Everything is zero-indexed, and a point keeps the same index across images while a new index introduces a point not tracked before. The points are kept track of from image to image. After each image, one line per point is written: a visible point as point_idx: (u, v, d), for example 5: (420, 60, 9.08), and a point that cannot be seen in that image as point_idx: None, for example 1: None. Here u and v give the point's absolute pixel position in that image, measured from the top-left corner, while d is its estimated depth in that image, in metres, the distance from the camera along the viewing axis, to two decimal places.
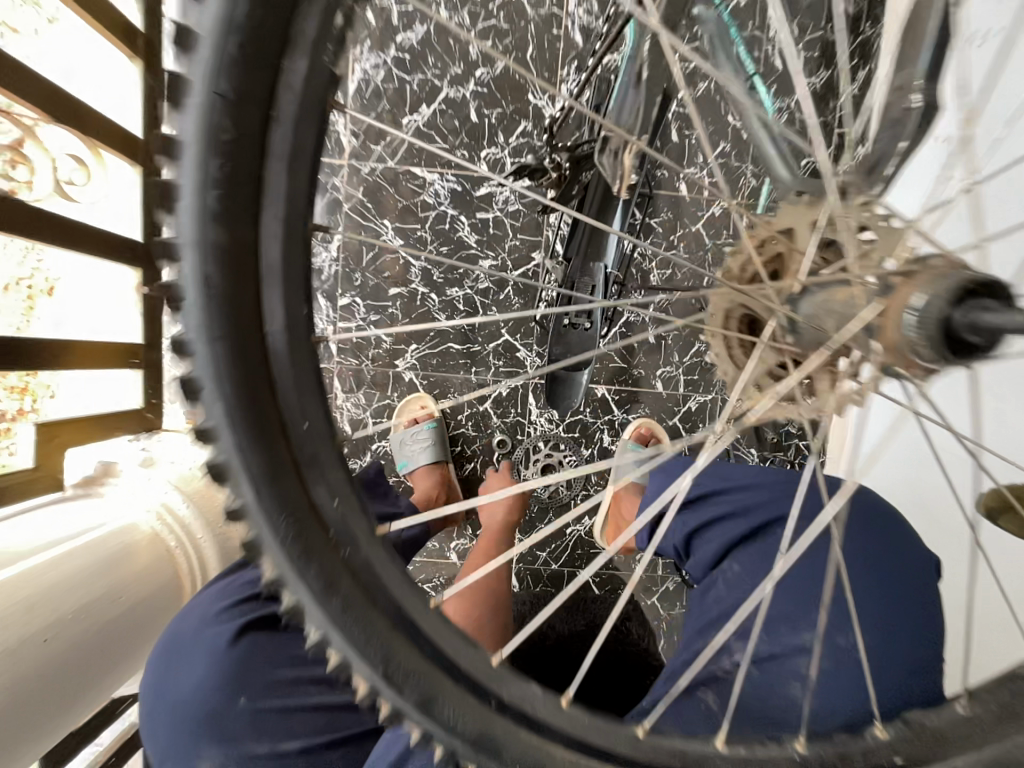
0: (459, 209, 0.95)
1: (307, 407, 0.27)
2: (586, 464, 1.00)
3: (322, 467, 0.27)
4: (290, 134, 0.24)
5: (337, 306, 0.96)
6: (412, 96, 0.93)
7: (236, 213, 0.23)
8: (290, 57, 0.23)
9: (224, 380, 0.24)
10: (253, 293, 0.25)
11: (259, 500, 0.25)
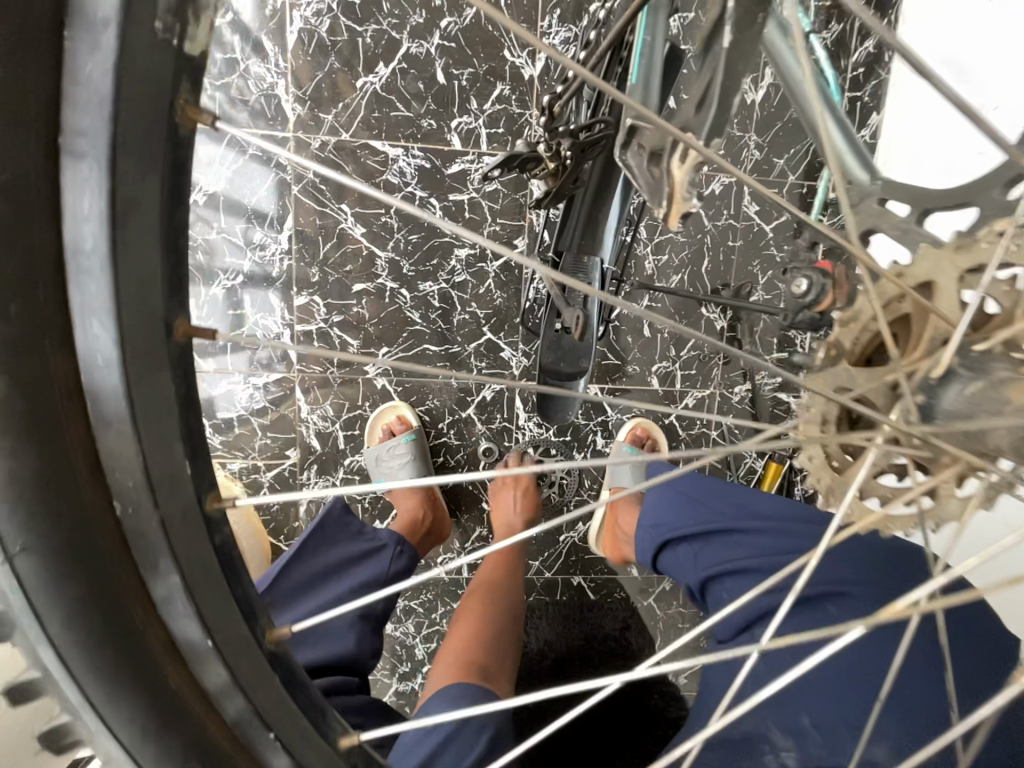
0: (429, 190, 0.82)
1: (163, 556, 0.23)
2: (579, 469, 0.93)
3: (201, 623, 0.24)
4: (91, 240, 0.19)
5: (294, 306, 0.84)
6: (365, 52, 0.78)
7: (25, 370, 0.19)
8: (68, 137, 0.18)
9: (41, 584, 0.20)
10: (78, 445, 0.21)
11: (110, 704, 0.22)
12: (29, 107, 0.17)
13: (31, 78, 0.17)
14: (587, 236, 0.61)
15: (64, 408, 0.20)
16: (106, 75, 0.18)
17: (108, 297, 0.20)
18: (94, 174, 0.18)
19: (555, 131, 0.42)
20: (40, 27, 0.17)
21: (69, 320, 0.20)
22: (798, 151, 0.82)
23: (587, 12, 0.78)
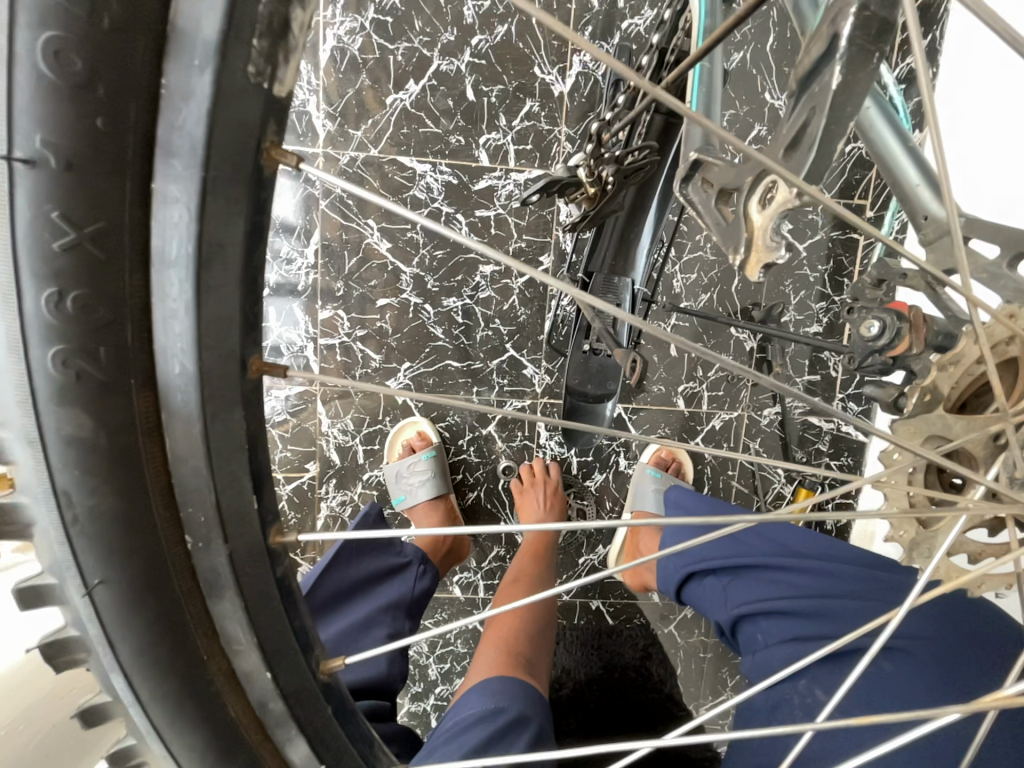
0: (455, 205, 0.82)
1: (229, 591, 0.23)
2: (600, 489, 0.91)
3: (261, 654, 0.24)
4: (175, 280, 0.19)
5: (318, 320, 0.84)
6: (397, 69, 0.78)
7: (111, 411, 0.19)
8: (160, 183, 0.18)
9: (116, 616, 0.20)
10: (155, 479, 0.21)
11: (172, 731, 0.22)
12: (125, 159, 0.18)
13: (129, 129, 0.17)
14: (620, 256, 0.59)
15: (143, 446, 0.20)
16: (199, 122, 0.18)
17: (192, 337, 0.20)
18: (182, 218, 0.19)
19: (598, 155, 0.41)
20: (138, 78, 0.17)
21: (152, 360, 0.20)
22: (835, 169, 0.80)
23: (618, 29, 0.78)
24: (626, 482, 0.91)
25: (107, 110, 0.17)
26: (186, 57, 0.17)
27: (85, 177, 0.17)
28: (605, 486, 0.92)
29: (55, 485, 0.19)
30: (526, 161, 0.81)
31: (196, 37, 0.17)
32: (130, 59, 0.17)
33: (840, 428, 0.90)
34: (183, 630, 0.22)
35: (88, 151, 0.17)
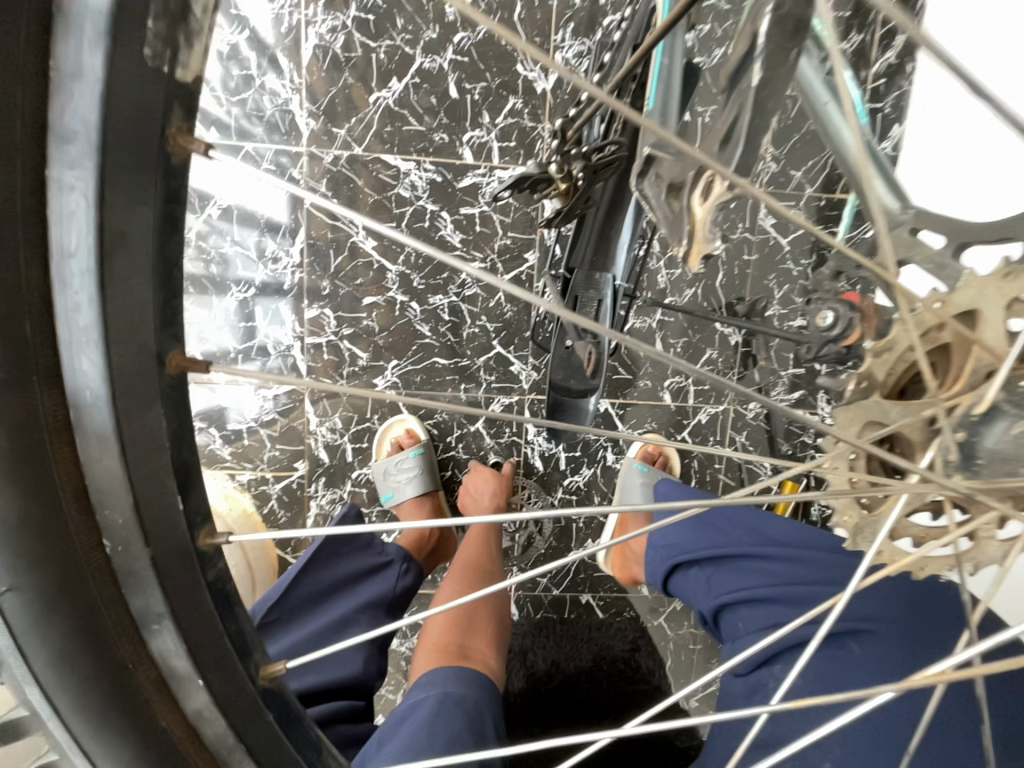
0: (440, 203, 0.82)
1: (162, 598, 0.21)
2: (587, 485, 0.92)
3: (194, 662, 0.22)
4: (76, 273, 0.18)
5: (305, 320, 0.84)
6: (379, 68, 0.78)
7: (10, 406, 0.17)
8: (55, 169, 0.17)
9: (28, 626, 0.18)
10: (65, 481, 0.19)
11: (99, 757, 0.20)
12: (15, 142, 0.16)
13: (17, 112, 0.16)
14: (599, 253, 0.60)
15: (50, 448, 0.18)
16: (92, 103, 0.16)
17: (97, 330, 0.18)
18: (81, 206, 0.17)
19: (569, 152, 0.42)
20: (20, 59, 0.16)
21: (56, 354, 0.18)
22: (816, 164, 0.81)
23: (601, 24, 0.78)
24: (613, 477, 0.92)
25: None
26: (74, 38, 0.16)
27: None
28: (593, 482, 0.93)
29: None
30: (510, 158, 0.81)
31: (84, 13, 0.16)
32: (12, 39, 0.15)
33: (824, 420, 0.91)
34: (106, 649, 0.20)
35: None
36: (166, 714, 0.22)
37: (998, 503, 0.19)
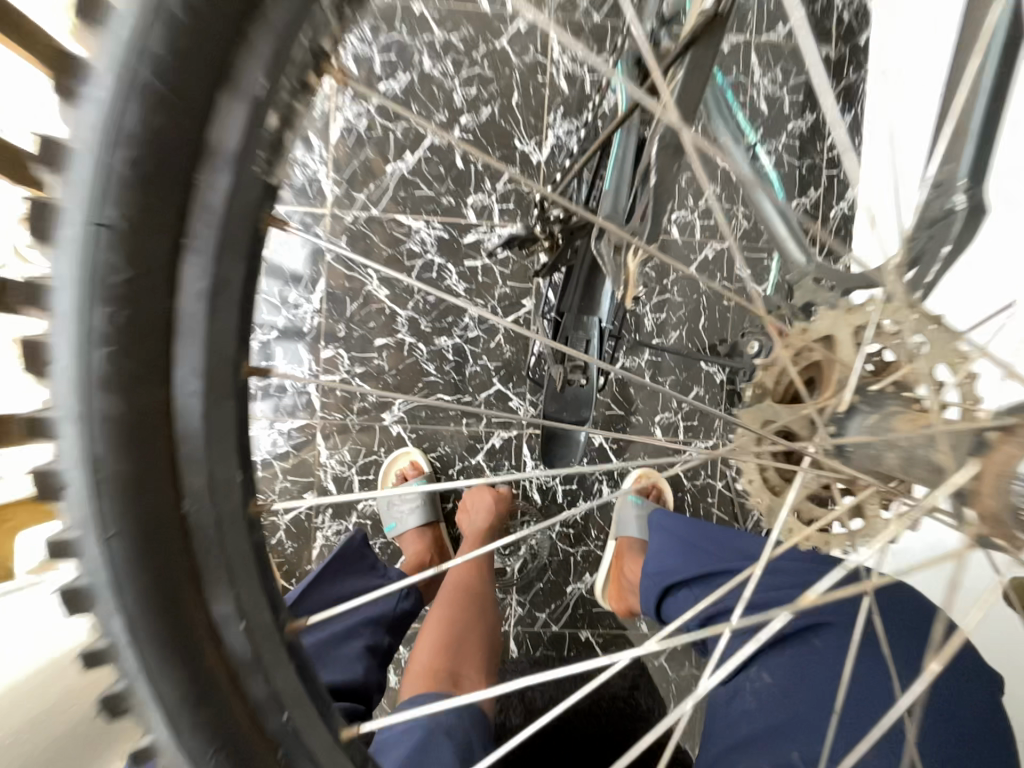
0: (447, 257, 0.92)
1: (224, 554, 0.26)
2: (585, 518, 0.96)
3: (241, 610, 0.26)
4: (195, 300, 0.23)
5: (321, 359, 0.92)
6: (396, 144, 0.91)
7: (137, 399, 0.23)
8: (190, 233, 0.23)
9: (126, 563, 0.23)
10: (162, 458, 0.24)
11: (158, 687, 0.24)
12: (167, 214, 0.22)
13: (174, 194, 0.22)
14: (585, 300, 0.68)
15: (156, 429, 0.24)
16: (222, 192, 0.22)
17: (203, 342, 0.24)
18: (203, 257, 0.23)
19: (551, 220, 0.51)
20: (181, 162, 0.21)
21: (169, 363, 0.24)
22: None
23: (587, 107, 0.91)
24: (609, 509, 0.96)
25: (156, 183, 0.21)
26: (222, 155, 0.22)
27: (139, 229, 0.21)
28: (590, 515, 0.96)
29: (86, 453, 0.22)
30: (509, 217, 0.92)
31: (230, 132, 0.22)
32: (176, 148, 0.21)
33: None
34: (179, 601, 0.24)
35: (138, 205, 0.21)
36: (217, 667, 0.25)
37: (870, 484, 0.24)
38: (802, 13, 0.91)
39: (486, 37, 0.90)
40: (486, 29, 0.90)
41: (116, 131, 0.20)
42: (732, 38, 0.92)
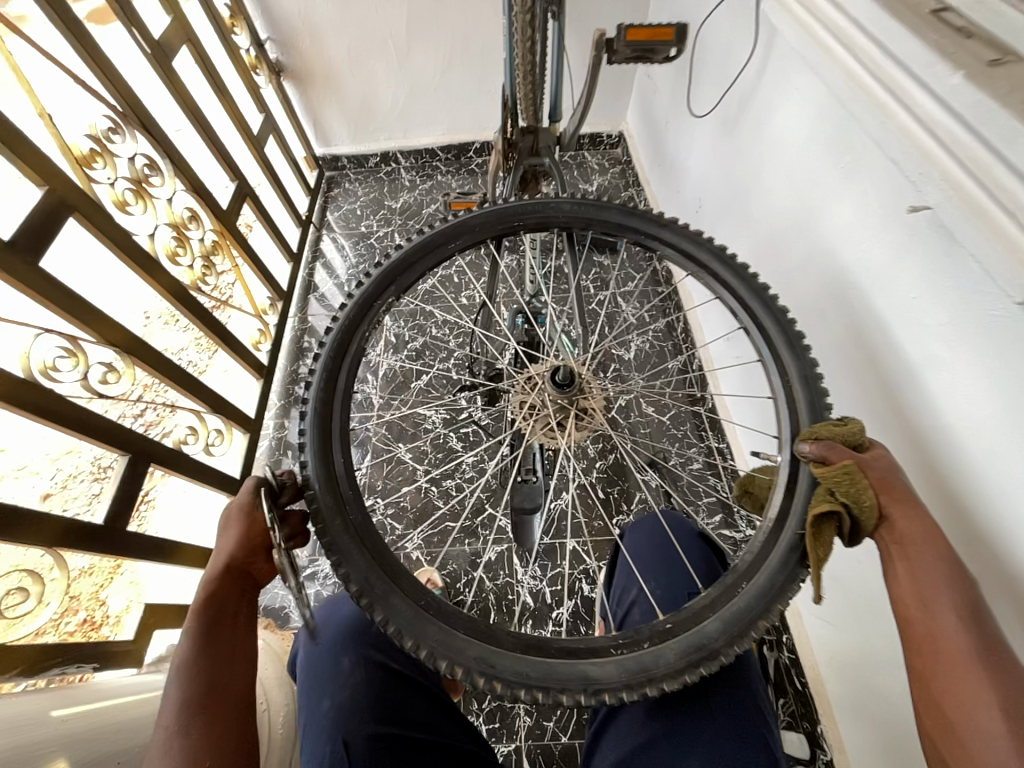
0: (449, 428, 1.40)
1: (344, 454, 0.61)
2: (572, 615, 1.14)
3: (345, 470, 0.60)
4: (351, 364, 0.65)
5: (364, 506, 1.31)
6: (416, 371, 1.52)
7: (331, 397, 0.63)
8: (353, 350, 0.66)
9: (318, 447, 0.59)
10: (332, 419, 0.62)
11: (318, 490, 0.57)
12: (350, 343, 0.66)
13: (350, 339, 0.66)
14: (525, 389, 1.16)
15: (331, 405, 0.62)
16: (361, 339, 0.67)
17: (351, 383, 0.65)
18: (353, 356, 0.66)
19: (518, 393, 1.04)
20: (354, 333, 0.66)
21: (339, 388, 0.64)
22: (667, 378, 1.45)
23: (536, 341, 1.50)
24: (592, 604, 1.15)
25: (346, 337, 0.66)
26: (363, 333, 0.67)
27: (343, 346, 0.65)
28: (579, 612, 1.14)
29: (312, 410, 0.61)
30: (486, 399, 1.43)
31: (367, 323, 0.68)
32: (355, 328, 0.67)
33: (744, 532, 1.21)
34: (332, 474, 0.59)
35: (343, 341, 0.65)
36: (337, 488, 0.58)
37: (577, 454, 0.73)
38: (643, 272, 1.63)
39: (464, 312, 1.60)
40: (465, 307, 1.61)
41: (344, 320, 0.66)
42: (604, 290, 1.60)
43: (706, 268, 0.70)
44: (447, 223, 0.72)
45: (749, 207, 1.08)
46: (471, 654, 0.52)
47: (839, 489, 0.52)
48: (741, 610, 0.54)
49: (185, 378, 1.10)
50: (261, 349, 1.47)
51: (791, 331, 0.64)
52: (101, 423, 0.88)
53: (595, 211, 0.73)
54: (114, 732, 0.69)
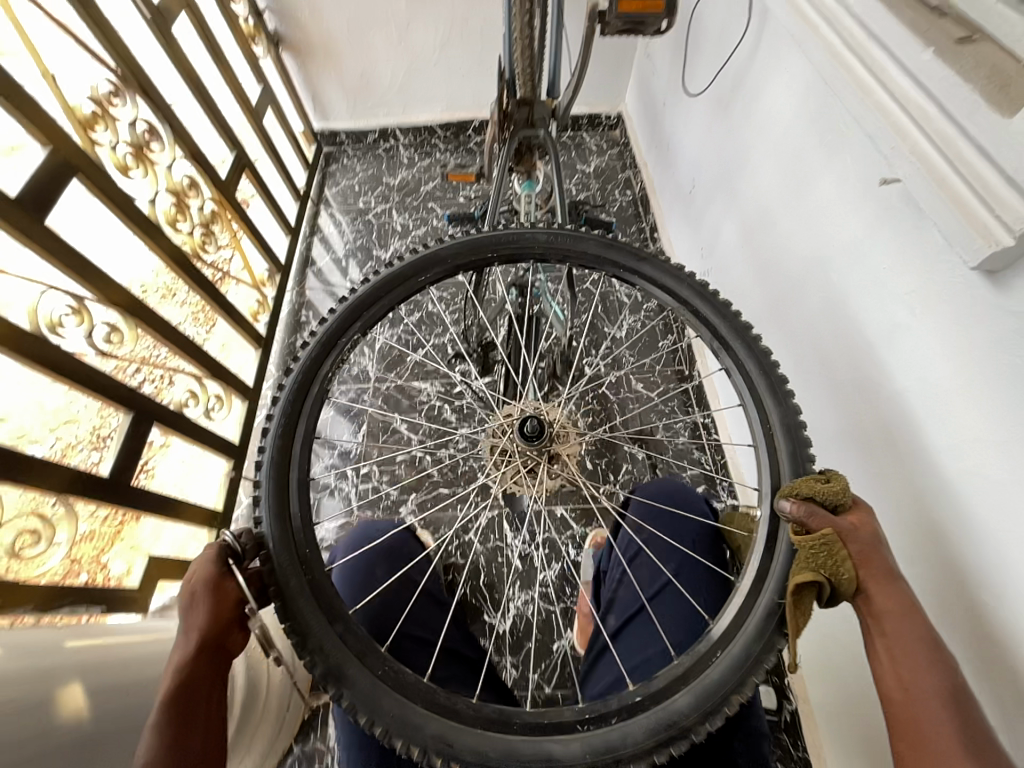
0: (444, 400, 1.44)
1: (301, 505, 0.62)
2: (559, 577, 1.19)
3: (302, 521, 0.61)
4: (311, 409, 0.66)
5: (360, 473, 1.35)
6: (411, 345, 1.54)
7: (287, 445, 0.63)
8: (313, 391, 0.67)
9: (273, 498, 0.60)
10: (290, 468, 0.63)
11: (273, 545, 0.58)
12: (309, 388, 0.66)
13: (310, 381, 0.67)
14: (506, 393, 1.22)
15: (286, 454, 0.63)
16: (321, 380, 0.67)
17: (310, 427, 0.66)
18: (312, 400, 0.66)
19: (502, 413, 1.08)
20: (314, 375, 0.67)
21: (297, 433, 0.64)
22: (656, 356, 1.49)
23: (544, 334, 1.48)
24: (577, 567, 1.20)
25: (305, 380, 0.66)
26: (324, 373, 0.68)
27: (300, 390, 0.66)
28: (564, 574, 1.20)
29: (265, 458, 0.62)
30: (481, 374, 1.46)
31: (325, 367, 0.68)
32: (316, 368, 0.67)
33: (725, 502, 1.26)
34: (286, 525, 0.59)
35: (303, 384, 0.66)
36: (294, 543, 0.59)
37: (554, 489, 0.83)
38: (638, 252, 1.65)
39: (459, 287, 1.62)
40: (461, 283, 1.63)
41: (303, 364, 0.67)
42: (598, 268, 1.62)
43: (685, 305, 0.72)
44: (416, 256, 0.72)
45: (740, 186, 1.11)
46: (428, 732, 0.52)
47: (817, 560, 0.54)
48: (710, 685, 0.55)
49: (186, 342, 1.14)
50: (260, 320, 1.50)
51: (776, 377, 0.67)
52: (104, 378, 0.92)
53: (572, 246, 0.75)
54: (124, 664, 0.73)
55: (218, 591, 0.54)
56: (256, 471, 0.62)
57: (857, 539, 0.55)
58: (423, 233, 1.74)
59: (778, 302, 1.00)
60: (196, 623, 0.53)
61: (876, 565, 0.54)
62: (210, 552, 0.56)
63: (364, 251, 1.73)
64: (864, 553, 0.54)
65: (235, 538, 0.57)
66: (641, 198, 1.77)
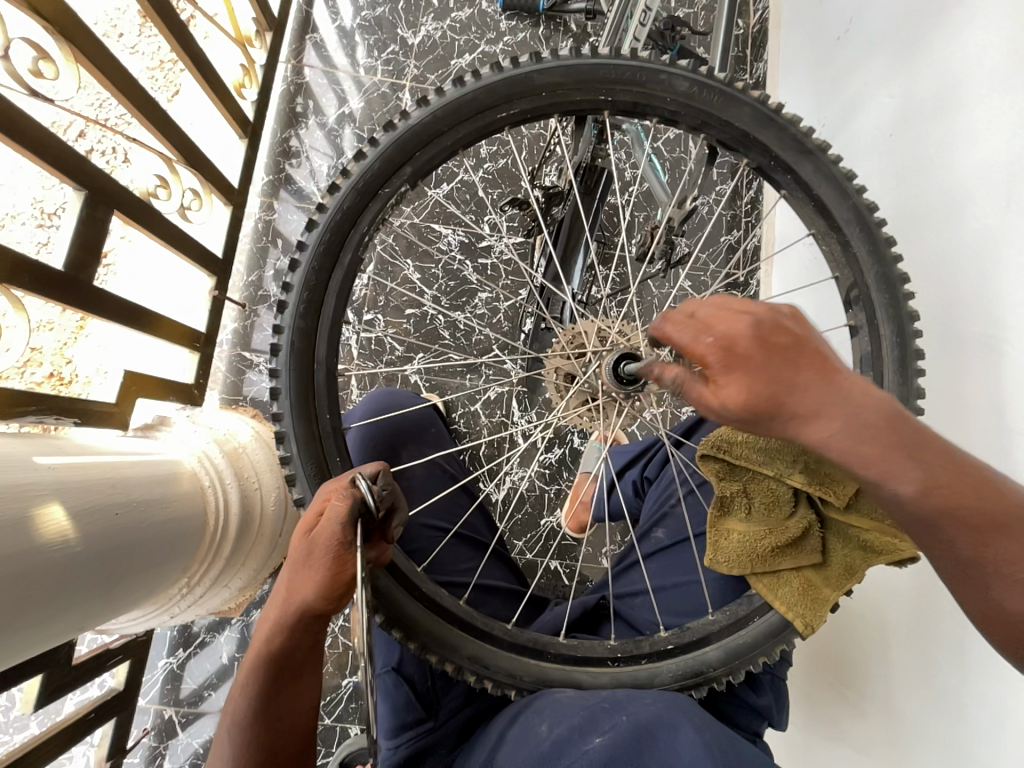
0: (466, 255, 1.21)
1: (330, 407, 0.50)
2: (559, 460, 1.16)
3: (330, 425, 0.50)
4: (340, 283, 0.49)
5: (362, 320, 1.19)
6: (436, 177, 1.22)
7: (311, 332, 0.49)
8: (345, 259, 0.49)
9: (297, 397, 0.49)
10: (316, 362, 0.49)
11: (298, 453, 0.49)
12: (341, 257, 0.49)
13: (341, 248, 0.49)
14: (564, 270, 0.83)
15: (309, 343, 0.49)
16: (357, 247, 0.50)
17: (339, 309, 0.50)
18: (343, 271, 0.50)
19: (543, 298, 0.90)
20: (347, 237, 0.49)
21: (324, 315, 0.49)
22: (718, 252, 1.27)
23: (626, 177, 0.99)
24: (578, 455, 1.17)
25: (336, 245, 0.49)
26: (358, 236, 0.50)
27: (332, 260, 0.49)
28: (563, 460, 1.17)
29: (285, 344, 0.48)
30: (513, 231, 1.20)
31: (360, 227, 0.49)
32: (352, 229, 0.49)
33: None
34: (313, 428, 0.49)
35: (332, 248, 0.49)
36: (320, 449, 0.49)
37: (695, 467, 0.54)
38: None
39: None
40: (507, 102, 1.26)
41: (332, 219, 0.48)
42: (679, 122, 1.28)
43: (839, 232, 0.52)
44: (501, 73, 0.48)
45: (927, 44, 0.81)
46: (464, 653, 0.49)
47: (761, 545, 0.51)
48: (754, 647, 0.51)
49: (143, 98, 0.83)
50: (246, 96, 1.15)
51: (910, 352, 0.51)
52: (41, 134, 0.68)
53: (719, 107, 0.50)
54: (104, 490, 0.66)
55: (339, 562, 0.45)
56: (272, 356, 0.49)
57: (732, 385, 0.42)
58: (466, 19, 1.29)
59: (907, 220, 0.81)
60: (314, 576, 0.46)
61: (789, 406, 0.42)
62: (337, 510, 0.44)
63: (384, 28, 1.28)
64: (758, 399, 0.42)
65: (366, 496, 0.43)
66: (756, 33, 1.32)
